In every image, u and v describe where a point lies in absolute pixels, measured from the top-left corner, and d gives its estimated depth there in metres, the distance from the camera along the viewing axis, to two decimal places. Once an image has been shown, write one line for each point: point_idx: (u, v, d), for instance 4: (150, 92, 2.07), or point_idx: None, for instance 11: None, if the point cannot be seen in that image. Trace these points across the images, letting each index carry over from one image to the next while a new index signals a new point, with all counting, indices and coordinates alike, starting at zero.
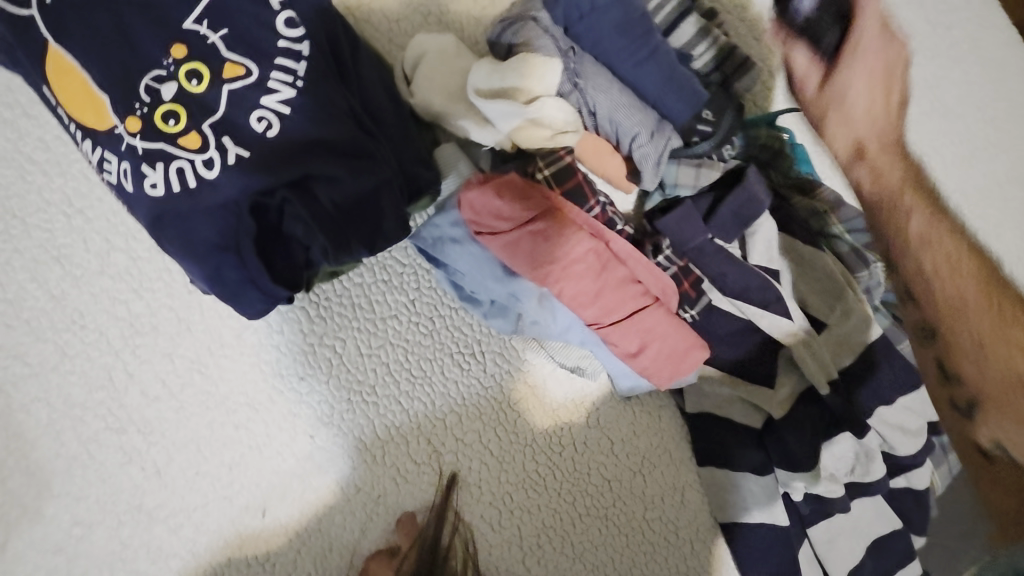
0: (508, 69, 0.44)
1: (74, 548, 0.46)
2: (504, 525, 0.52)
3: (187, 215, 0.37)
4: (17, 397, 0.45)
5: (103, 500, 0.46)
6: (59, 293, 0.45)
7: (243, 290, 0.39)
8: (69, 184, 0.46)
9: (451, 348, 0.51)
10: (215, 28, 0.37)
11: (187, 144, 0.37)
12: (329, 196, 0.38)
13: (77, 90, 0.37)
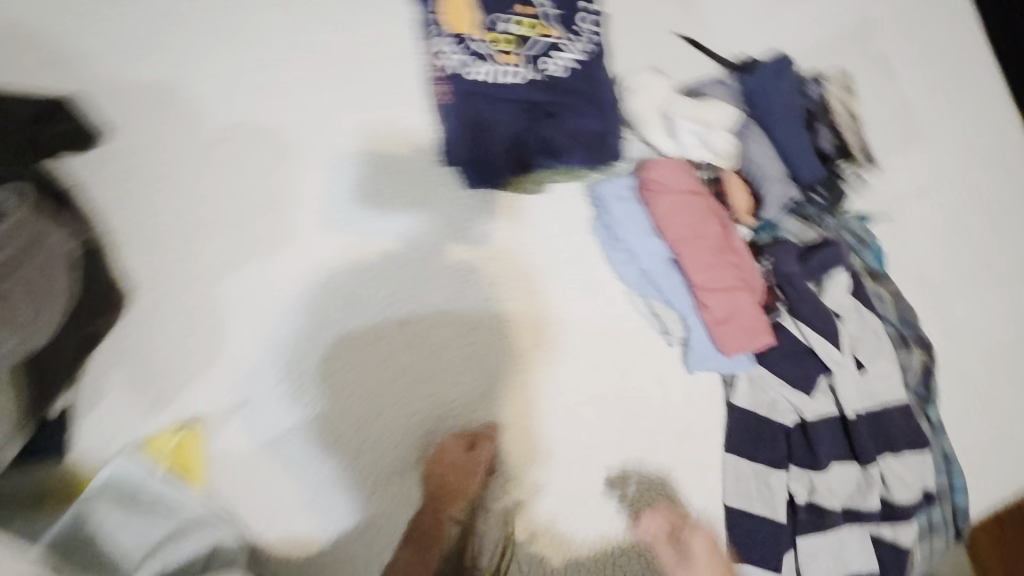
0: (701, 105, 0.64)
1: (279, 288, 0.62)
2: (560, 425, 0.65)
3: (487, 102, 0.63)
4: (298, 176, 0.64)
5: (313, 265, 0.63)
6: (354, 124, 0.66)
7: (491, 158, 0.63)
8: (393, 66, 0.68)
9: (578, 278, 0.67)
10: (549, 22, 0.66)
11: (506, 68, 0.64)
12: (567, 128, 0.64)
13: (461, 19, 0.64)
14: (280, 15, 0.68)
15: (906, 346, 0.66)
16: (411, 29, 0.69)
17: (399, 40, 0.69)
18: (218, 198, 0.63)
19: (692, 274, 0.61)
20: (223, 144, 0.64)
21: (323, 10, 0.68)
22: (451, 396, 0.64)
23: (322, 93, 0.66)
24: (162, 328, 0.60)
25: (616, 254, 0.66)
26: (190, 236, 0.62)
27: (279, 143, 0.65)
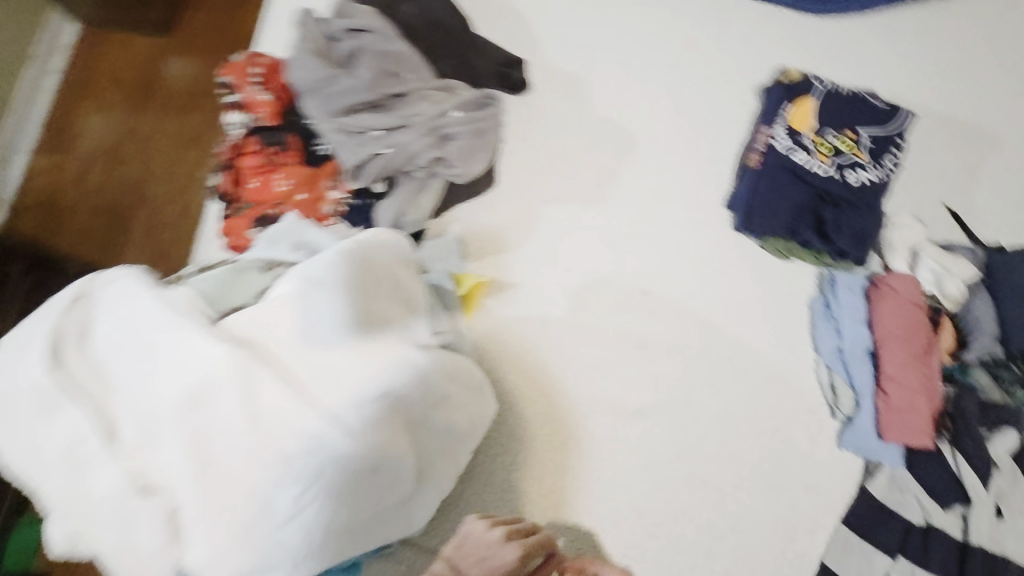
0: (946, 258, 0.81)
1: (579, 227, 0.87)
2: (719, 426, 0.80)
3: (794, 177, 0.83)
4: (627, 166, 0.90)
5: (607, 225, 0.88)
6: (679, 151, 0.90)
7: (781, 217, 0.82)
8: (724, 123, 0.91)
9: (785, 331, 0.83)
10: (869, 139, 0.83)
11: (822, 160, 0.83)
12: (847, 222, 0.82)
13: (802, 113, 0.85)
14: (668, 64, 0.93)
15: None
16: (754, 110, 0.91)
17: (736, 108, 0.91)
18: (569, 155, 0.90)
19: (886, 367, 0.77)
20: (592, 128, 0.91)
21: (698, 73, 0.93)
22: (651, 358, 0.82)
23: (670, 127, 0.91)
24: (497, 217, 0.87)
25: (825, 327, 0.82)
26: (543, 173, 0.89)
27: (626, 139, 0.91)
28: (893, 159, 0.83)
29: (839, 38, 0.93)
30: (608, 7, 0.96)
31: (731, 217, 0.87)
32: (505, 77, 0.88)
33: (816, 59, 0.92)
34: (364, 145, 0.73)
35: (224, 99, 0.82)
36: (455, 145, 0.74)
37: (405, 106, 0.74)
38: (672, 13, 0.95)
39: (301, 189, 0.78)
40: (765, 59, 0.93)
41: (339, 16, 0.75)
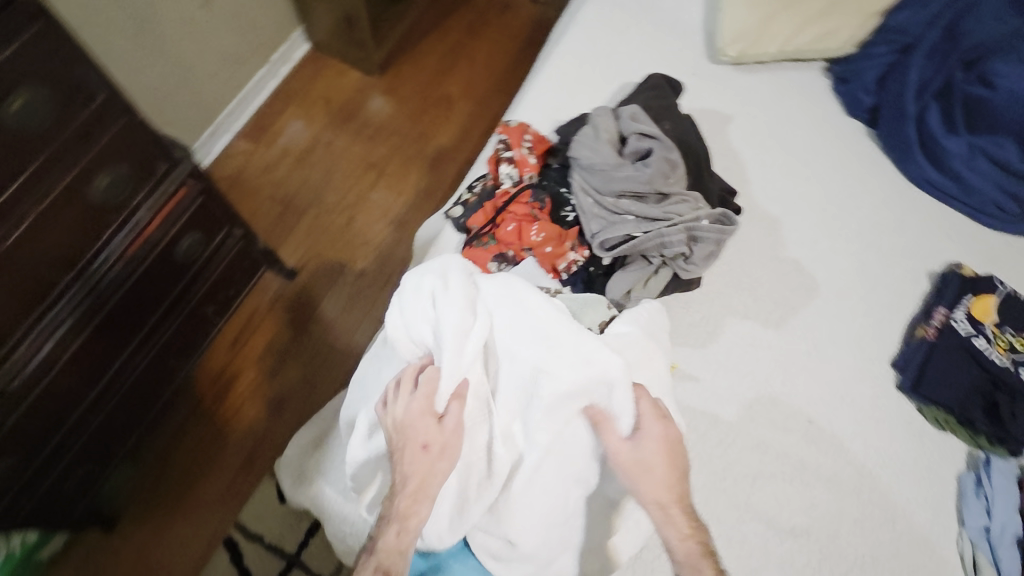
0: None
1: (756, 342, 0.96)
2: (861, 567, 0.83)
3: (970, 357, 0.92)
4: (806, 302, 1.00)
5: (781, 348, 0.96)
6: (853, 303, 1.01)
7: (950, 388, 0.91)
8: (896, 292, 1.02)
9: (933, 494, 0.88)
10: None
11: (998, 350, 0.92)
12: (1017, 412, 0.89)
13: (985, 305, 0.96)
14: (854, 231, 1.07)
15: None
16: (927, 291, 1.02)
17: (908, 282, 1.03)
18: (756, 279, 1.01)
19: None
20: (780, 265, 1.03)
21: (879, 245, 1.06)
22: (804, 481, 0.88)
23: (850, 283, 1.02)
24: (687, 315, 0.97)
25: (974, 501, 0.86)
26: (733, 290, 1.00)
27: (808, 280, 1.02)
28: None
29: (1013, 252, 1.04)
30: (809, 169, 1.11)
31: (895, 375, 0.95)
32: (723, 201, 1.02)
33: (992, 262, 1.03)
34: (623, 225, 0.86)
35: (498, 154, 0.97)
36: (700, 248, 0.86)
37: (666, 203, 0.87)
38: (864, 190, 1.10)
39: (550, 242, 0.88)
40: (942, 250, 1.05)
41: (631, 119, 0.91)
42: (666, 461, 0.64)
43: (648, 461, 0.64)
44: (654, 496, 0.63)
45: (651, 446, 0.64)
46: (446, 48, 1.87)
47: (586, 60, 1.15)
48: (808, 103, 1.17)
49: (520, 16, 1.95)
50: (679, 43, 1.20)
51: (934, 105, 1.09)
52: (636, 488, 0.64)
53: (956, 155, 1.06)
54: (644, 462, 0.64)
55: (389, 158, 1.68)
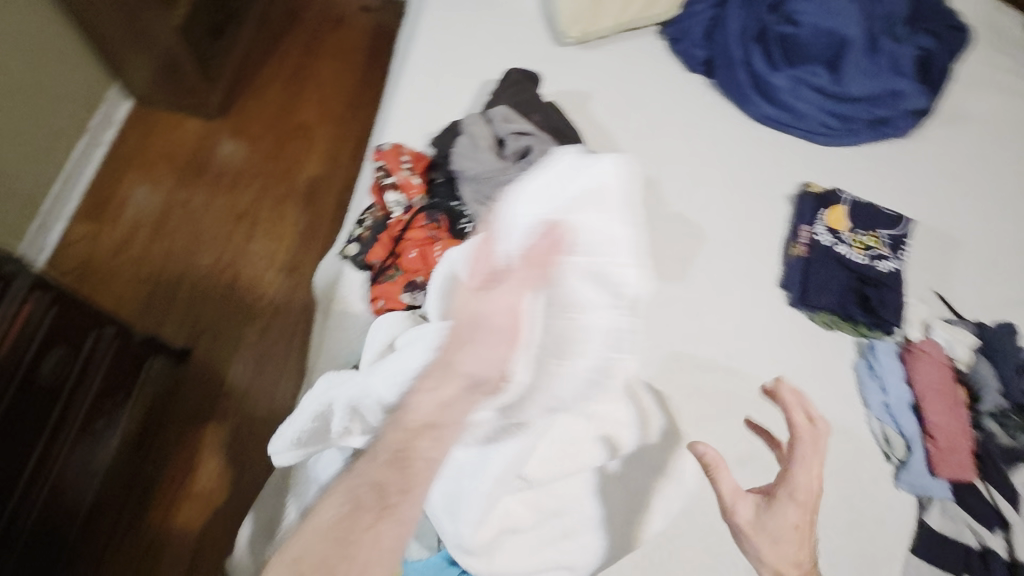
0: (949, 329, 1.04)
1: (665, 299, 1.03)
2: None
3: (836, 261, 1.06)
4: (697, 250, 1.09)
5: (687, 298, 1.04)
6: (735, 240, 1.11)
7: (829, 293, 1.04)
8: (766, 221, 1.13)
9: (839, 387, 1.00)
10: (886, 237, 1.09)
11: (855, 250, 1.07)
12: (882, 298, 1.04)
13: (836, 214, 1.10)
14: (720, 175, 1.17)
15: None
16: (790, 213, 1.14)
17: (773, 209, 1.15)
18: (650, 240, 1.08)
19: (929, 415, 0.95)
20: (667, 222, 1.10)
21: (743, 183, 1.17)
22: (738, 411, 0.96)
23: (728, 224, 1.12)
24: None
25: (871, 382, 1.00)
26: None
27: (694, 229, 1.11)
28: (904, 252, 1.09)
29: (844, 163, 1.20)
30: (668, 128, 1.19)
31: (785, 293, 1.07)
32: None
33: (831, 177, 1.18)
34: None
35: (379, 182, 0.94)
36: None
37: None
38: (718, 136, 1.20)
39: None
40: (793, 174, 1.18)
41: (503, 120, 0.91)
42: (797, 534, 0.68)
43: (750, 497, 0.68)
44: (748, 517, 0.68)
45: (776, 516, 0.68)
46: (288, 75, 1.76)
47: (439, 67, 1.14)
48: (652, 66, 1.24)
49: (355, 25, 1.87)
50: (523, 32, 1.22)
51: (756, 48, 1.19)
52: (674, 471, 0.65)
53: (783, 89, 1.18)
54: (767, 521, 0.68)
55: (258, 203, 1.57)
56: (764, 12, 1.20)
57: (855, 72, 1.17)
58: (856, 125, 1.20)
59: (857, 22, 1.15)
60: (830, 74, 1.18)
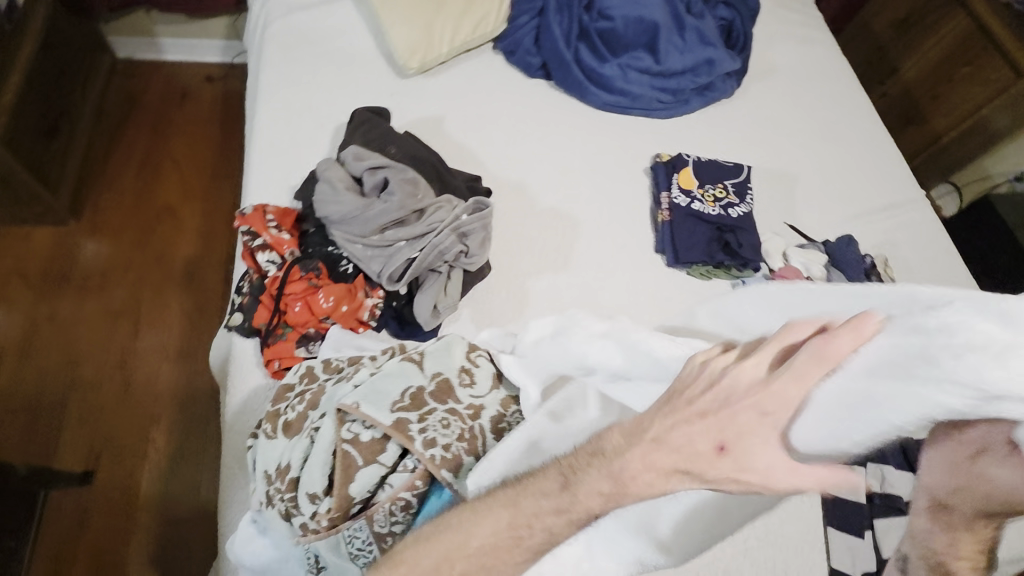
0: (803, 251, 1.16)
1: (556, 289, 1.08)
2: None
3: (696, 217, 1.14)
4: (575, 238, 1.15)
5: (576, 283, 1.10)
6: (607, 220, 1.19)
7: (696, 246, 1.12)
8: (630, 196, 1.23)
9: None
10: (733, 185, 1.18)
11: (709, 203, 1.15)
12: (741, 239, 1.13)
13: (686, 175, 1.18)
14: (580, 165, 1.25)
15: None
16: (650, 183, 1.25)
17: (633, 185, 1.24)
18: (530, 239, 1.14)
19: None
20: (542, 218, 1.16)
21: (602, 167, 1.26)
22: None
23: (598, 206, 1.21)
24: (495, 296, 1.05)
25: None
26: (518, 257, 1.10)
27: (568, 219, 1.17)
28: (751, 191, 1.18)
29: (683, 131, 1.35)
30: (524, 133, 1.27)
31: (661, 256, 1.15)
32: (472, 188, 1.11)
33: (675, 146, 1.32)
34: (400, 253, 0.89)
35: (248, 245, 0.93)
36: (472, 239, 0.93)
37: (425, 217, 0.91)
38: (571, 130, 1.29)
39: (343, 302, 0.88)
40: (642, 151, 1.29)
41: (357, 159, 0.93)
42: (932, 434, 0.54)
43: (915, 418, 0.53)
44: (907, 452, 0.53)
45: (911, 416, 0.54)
46: (139, 161, 1.68)
47: (287, 121, 1.15)
48: (495, 80, 1.32)
49: (202, 96, 1.82)
50: (365, 72, 1.25)
51: (582, 45, 1.30)
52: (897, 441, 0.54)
53: (615, 77, 1.30)
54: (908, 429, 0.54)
55: (135, 297, 1.48)
56: (580, 12, 1.31)
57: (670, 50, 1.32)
58: (686, 95, 1.35)
59: (660, 7, 1.30)
60: (651, 56, 1.32)
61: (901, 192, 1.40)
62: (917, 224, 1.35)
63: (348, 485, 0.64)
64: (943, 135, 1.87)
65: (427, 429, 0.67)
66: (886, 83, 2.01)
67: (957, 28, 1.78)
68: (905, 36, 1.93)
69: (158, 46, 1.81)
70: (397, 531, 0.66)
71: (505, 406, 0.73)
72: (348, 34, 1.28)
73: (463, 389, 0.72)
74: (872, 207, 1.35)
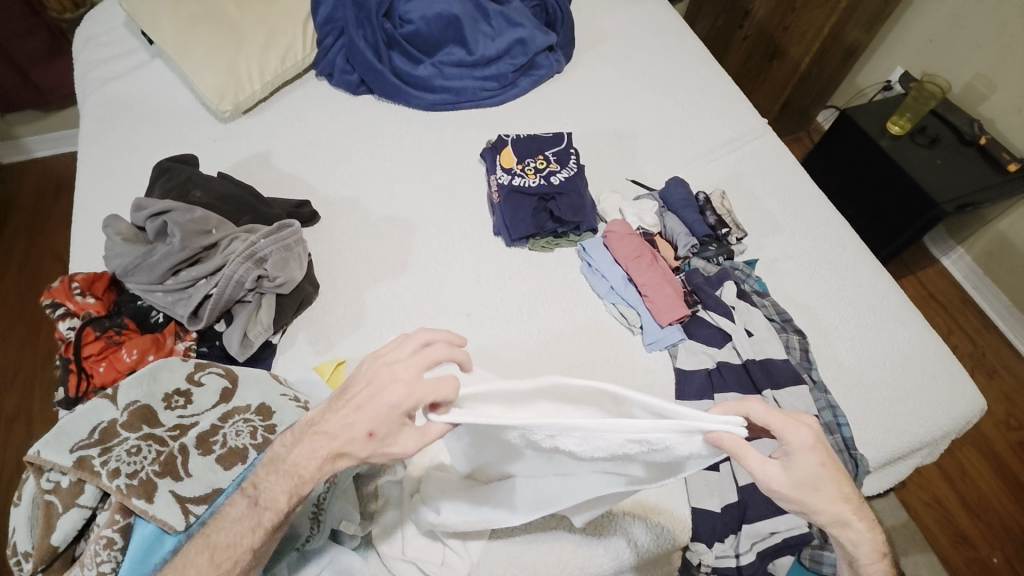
0: (635, 204, 1.18)
1: (393, 284, 1.07)
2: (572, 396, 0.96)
3: (522, 190, 1.16)
4: (412, 234, 1.15)
5: (415, 276, 1.09)
6: (444, 210, 1.19)
7: (527, 217, 1.13)
8: (467, 184, 1.23)
9: (572, 292, 1.09)
10: (556, 155, 1.22)
11: (529, 175, 1.18)
12: (571, 201, 1.15)
13: (508, 153, 1.21)
14: (413, 163, 1.26)
15: (788, 339, 1.03)
16: (483, 170, 1.26)
17: (469, 172, 1.26)
18: (366, 243, 1.12)
19: (639, 276, 1.07)
20: (376, 221, 1.16)
21: (437, 161, 1.27)
22: (500, 351, 1.00)
23: (433, 205, 1.19)
24: (329, 308, 1.02)
25: (594, 274, 1.10)
26: (352, 265, 1.09)
27: (405, 217, 1.17)
28: (574, 158, 1.22)
29: (515, 113, 1.37)
30: (352, 150, 1.27)
31: (500, 236, 1.15)
32: (295, 214, 1.12)
33: (508, 130, 1.34)
34: (197, 290, 0.90)
35: (51, 317, 0.89)
36: (270, 262, 0.94)
37: (220, 250, 0.94)
38: (404, 134, 1.31)
39: (150, 352, 0.88)
40: (474, 141, 1.31)
41: (139, 210, 0.95)
42: (824, 472, 0.58)
43: (813, 482, 0.58)
44: (831, 518, 0.60)
45: (811, 464, 0.58)
46: (18, 263, 1.68)
47: (106, 188, 1.15)
48: (322, 104, 1.35)
49: (75, 185, 1.83)
50: (189, 124, 1.27)
51: (393, 54, 1.36)
52: (808, 506, 0.59)
53: (432, 77, 1.35)
54: (805, 486, 0.58)
55: (26, 402, 1.46)
56: (381, 22, 1.36)
57: (480, 40, 1.39)
58: (510, 78, 1.39)
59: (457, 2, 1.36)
60: (464, 49, 1.39)
61: (744, 125, 1.40)
62: (762, 152, 1.36)
63: (48, 534, 0.65)
64: (801, 63, 1.83)
65: (110, 460, 0.67)
66: (745, 25, 2.02)
67: None
68: None
69: (24, 146, 1.82)
70: (111, 572, 0.64)
71: (223, 419, 0.73)
72: (164, 93, 1.30)
73: (172, 412, 0.74)
74: (715, 144, 1.35)
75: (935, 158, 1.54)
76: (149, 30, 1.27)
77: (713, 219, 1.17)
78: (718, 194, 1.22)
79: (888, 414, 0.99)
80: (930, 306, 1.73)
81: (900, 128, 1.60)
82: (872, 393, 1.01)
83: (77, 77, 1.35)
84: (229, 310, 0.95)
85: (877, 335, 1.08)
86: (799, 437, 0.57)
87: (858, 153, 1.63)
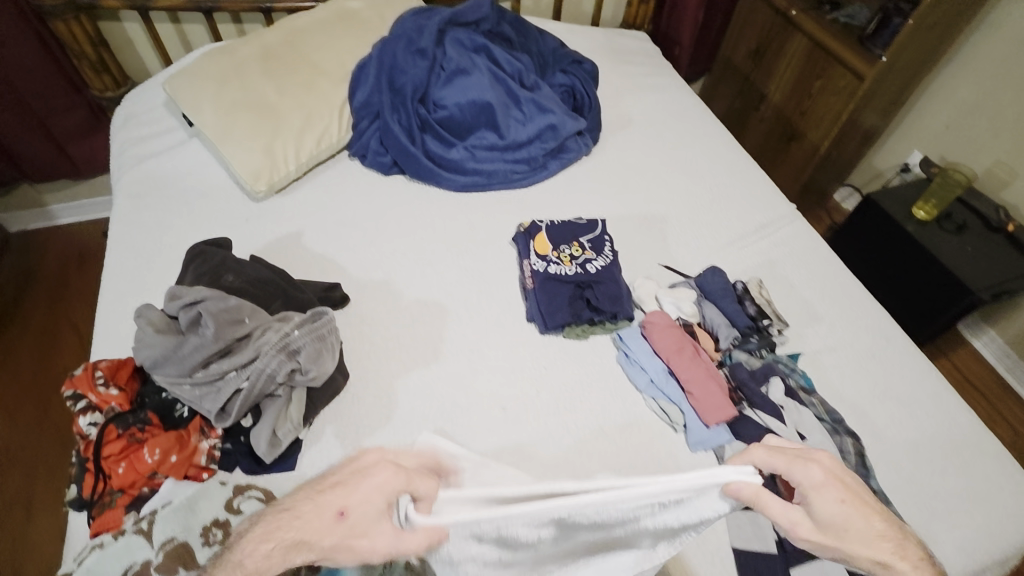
0: (672, 292, 1.16)
1: (425, 375, 1.03)
2: None
3: (558, 279, 1.15)
4: (445, 320, 1.12)
5: (448, 365, 1.05)
6: (476, 295, 1.17)
7: (562, 306, 1.11)
8: (500, 268, 1.22)
9: (611, 385, 1.05)
10: (590, 242, 1.21)
11: (564, 263, 1.17)
12: (607, 290, 1.14)
13: (542, 239, 1.21)
14: (445, 245, 1.25)
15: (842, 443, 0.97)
16: (515, 253, 1.25)
17: (502, 256, 1.24)
18: (397, 329, 1.09)
19: (680, 370, 1.03)
20: (408, 306, 1.13)
21: (469, 243, 1.26)
22: (538, 449, 0.95)
23: (465, 289, 1.17)
24: (360, 400, 0.98)
25: (633, 365, 1.06)
26: (384, 353, 1.05)
27: (438, 302, 1.15)
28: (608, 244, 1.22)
29: (546, 196, 1.38)
30: (384, 231, 1.27)
31: (534, 324, 1.12)
32: (326, 298, 1.09)
33: (539, 212, 1.34)
34: (227, 385, 0.87)
35: (71, 410, 0.85)
36: (303, 354, 0.91)
37: (252, 341, 0.91)
38: (435, 215, 1.31)
39: (173, 451, 0.83)
40: (506, 224, 1.31)
41: (172, 299, 0.93)
42: (853, 509, 0.54)
43: (843, 523, 0.54)
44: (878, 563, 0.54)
45: (831, 502, 0.54)
46: (36, 332, 1.66)
47: (136, 268, 1.13)
48: (355, 185, 1.36)
49: (99, 254, 1.83)
50: (222, 203, 1.27)
51: (426, 137, 1.38)
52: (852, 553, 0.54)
53: (465, 160, 1.37)
54: (839, 529, 0.54)
55: (30, 483, 1.39)
56: (416, 107, 1.39)
57: (511, 125, 1.41)
58: (540, 161, 1.41)
59: (491, 89, 1.40)
60: (495, 133, 1.41)
61: (774, 210, 1.40)
62: (795, 238, 1.35)
63: None
64: (820, 146, 1.87)
65: None
66: (761, 108, 2.08)
67: (800, 47, 1.83)
68: (761, 62, 2.01)
69: (50, 214, 1.84)
70: None
71: None
72: (199, 172, 1.32)
73: None
74: (747, 230, 1.35)
75: (965, 245, 1.53)
76: (190, 112, 1.29)
77: (752, 310, 1.15)
78: (755, 283, 1.20)
79: (956, 528, 0.92)
80: (968, 391, 1.67)
81: (926, 213, 1.61)
82: (935, 503, 0.94)
83: (114, 154, 1.37)
84: (258, 404, 0.91)
85: (934, 437, 1.02)
86: (806, 472, 0.56)
87: (886, 236, 1.63)
